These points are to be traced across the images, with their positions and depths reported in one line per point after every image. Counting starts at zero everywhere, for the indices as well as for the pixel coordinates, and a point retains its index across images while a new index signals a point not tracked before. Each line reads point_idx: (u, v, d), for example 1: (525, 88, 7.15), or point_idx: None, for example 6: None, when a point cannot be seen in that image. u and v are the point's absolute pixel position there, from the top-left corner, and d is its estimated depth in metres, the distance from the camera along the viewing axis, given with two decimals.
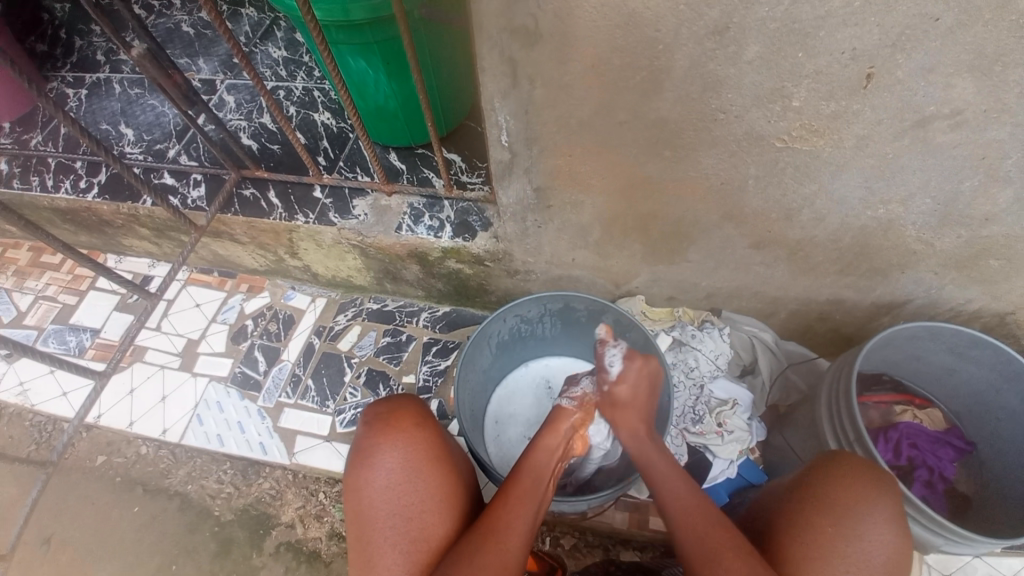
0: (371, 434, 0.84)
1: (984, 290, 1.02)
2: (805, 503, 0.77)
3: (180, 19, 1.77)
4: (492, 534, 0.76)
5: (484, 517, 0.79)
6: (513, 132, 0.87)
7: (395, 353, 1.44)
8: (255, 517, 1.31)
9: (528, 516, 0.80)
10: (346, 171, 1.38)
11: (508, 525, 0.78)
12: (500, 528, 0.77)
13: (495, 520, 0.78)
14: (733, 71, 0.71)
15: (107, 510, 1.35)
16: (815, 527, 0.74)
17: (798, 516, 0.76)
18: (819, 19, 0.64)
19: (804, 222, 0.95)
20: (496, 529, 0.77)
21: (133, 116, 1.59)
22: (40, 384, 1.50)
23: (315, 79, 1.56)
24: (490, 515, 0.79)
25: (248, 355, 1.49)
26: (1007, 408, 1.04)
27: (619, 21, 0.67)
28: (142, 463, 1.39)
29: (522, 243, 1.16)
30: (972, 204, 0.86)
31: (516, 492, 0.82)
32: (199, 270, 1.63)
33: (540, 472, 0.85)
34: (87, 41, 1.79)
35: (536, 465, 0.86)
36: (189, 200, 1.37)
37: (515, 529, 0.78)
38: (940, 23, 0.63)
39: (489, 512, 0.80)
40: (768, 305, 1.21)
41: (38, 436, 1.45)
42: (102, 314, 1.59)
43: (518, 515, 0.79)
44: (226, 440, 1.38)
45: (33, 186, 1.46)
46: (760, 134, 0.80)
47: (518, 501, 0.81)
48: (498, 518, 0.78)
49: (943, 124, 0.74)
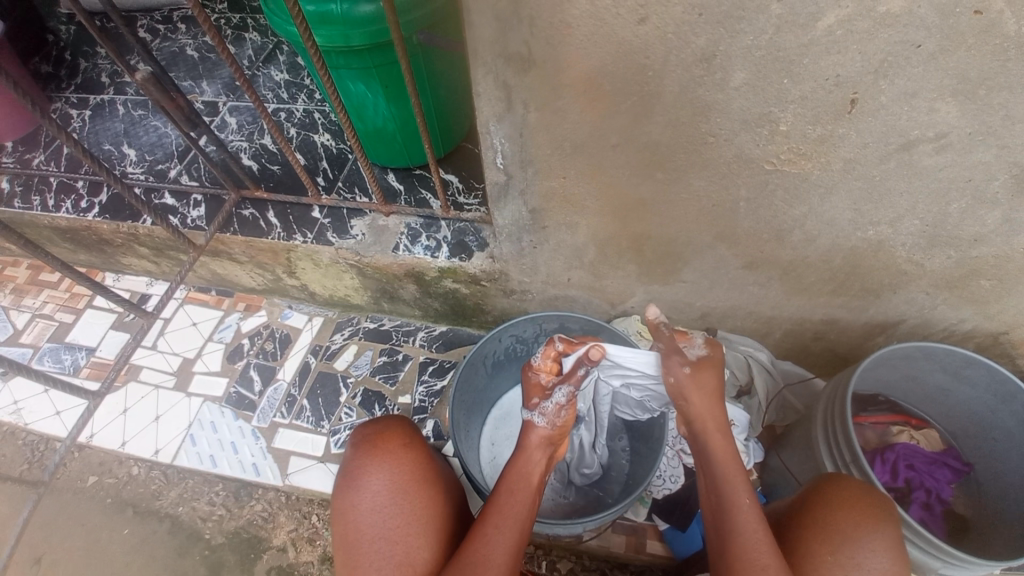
0: (358, 456, 0.83)
1: (976, 310, 1.03)
2: (805, 531, 0.76)
3: (184, 42, 1.82)
4: (470, 565, 0.75)
5: (462, 548, 0.78)
6: (508, 154, 0.89)
7: (391, 372, 1.44)
8: (246, 540, 1.29)
9: (508, 545, 0.78)
10: (344, 192, 1.39)
11: (484, 558, 0.76)
12: (476, 561, 0.75)
13: (472, 549, 0.77)
14: (721, 97, 0.73)
15: (96, 533, 1.33)
16: (815, 555, 0.74)
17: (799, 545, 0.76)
18: (803, 47, 0.66)
19: (796, 242, 0.97)
20: (471, 564, 0.75)
21: (136, 137, 1.61)
22: (34, 403, 1.49)
23: (316, 101, 1.60)
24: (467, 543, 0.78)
25: (244, 374, 1.48)
26: (1004, 429, 1.04)
27: (609, 48, 0.69)
28: (133, 484, 1.38)
29: (518, 263, 1.17)
30: (961, 225, 0.87)
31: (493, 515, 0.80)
32: (197, 288, 1.64)
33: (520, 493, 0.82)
34: (92, 63, 1.83)
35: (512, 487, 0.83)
36: (188, 219, 1.39)
37: (492, 559, 0.76)
38: (921, 50, 0.65)
39: (466, 541, 0.78)
40: (762, 325, 1.22)
41: (30, 455, 1.44)
42: (98, 332, 1.59)
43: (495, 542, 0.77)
44: (218, 460, 1.37)
45: (35, 205, 1.48)
46: (749, 157, 0.82)
47: (494, 529, 0.79)
48: (472, 550, 0.77)
49: (928, 147, 0.76)
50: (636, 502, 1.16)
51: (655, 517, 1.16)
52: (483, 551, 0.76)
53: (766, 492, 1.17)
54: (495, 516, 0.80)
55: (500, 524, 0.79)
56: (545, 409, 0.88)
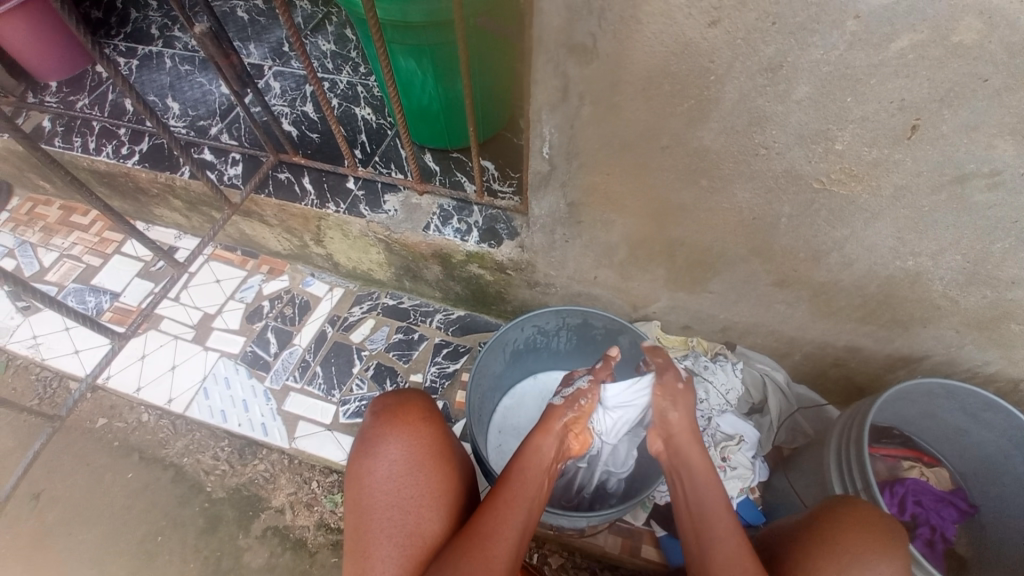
0: (378, 424, 0.84)
1: (1003, 354, 1.02)
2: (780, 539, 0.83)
3: (237, 3, 1.83)
4: (480, 544, 0.76)
5: (470, 527, 0.78)
6: (555, 144, 0.89)
7: (405, 350, 1.45)
8: (246, 498, 1.31)
9: (518, 524, 0.79)
10: (380, 167, 1.40)
11: (493, 535, 0.77)
12: (485, 541, 0.76)
13: (484, 529, 0.77)
14: (780, 109, 0.73)
15: (102, 473, 1.36)
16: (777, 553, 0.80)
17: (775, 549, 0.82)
18: (872, 67, 0.66)
19: (831, 265, 0.96)
20: (482, 544, 0.76)
21: (181, 91, 1.63)
22: (54, 339, 1.53)
23: (361, 74, 1.60)
24: (481, 521, 0.78)
25: (261, 335, 1.50)
26: (1016, 476, 1.03)
27: (674, 48, 0.69)
28: (142, 430, 1.40)
29: (547, 255, 1.17)
30: (1001, 266, 0.86)
31: (505, 496, 0.81)
32: (223, 247, 1.66)
33: (532, 477, 0.84)
34: (143, 14, 1.84)
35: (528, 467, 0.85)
36: (225, 177, 1.40)
37: (502, 538, 0.77)
38: (989, 84, 0.64)
39: (478, 517, 0.79)
40: (783, 345, 1.21)
41: (44, 391, 1.47)
42: (124, 279, 1.61)
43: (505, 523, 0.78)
44: (228, 416, 1.39)
45: (76, 146, 1.50)
46: (799, 173, 0.81)
47: (507, 510, 0.80)
48: (483, 531, 0.77)
49: (982, 183, 0.75)
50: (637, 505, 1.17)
51: (653, 522, 1.17)
52: (500, 534, 0.77)
53: (766, 511, 1.17)
54: (512, 498, 0.81)
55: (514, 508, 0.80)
56: (566, 394, 0.95)
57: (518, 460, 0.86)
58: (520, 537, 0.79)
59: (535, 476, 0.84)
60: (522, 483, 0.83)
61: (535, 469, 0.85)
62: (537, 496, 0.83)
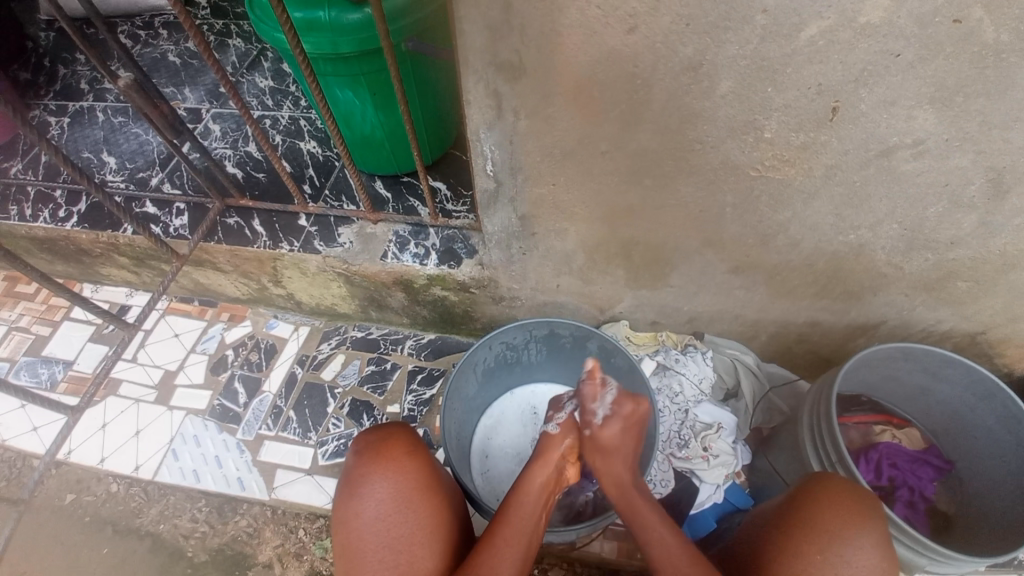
0: (363, 463, 0.82)
1: (952, 311, 1.06)
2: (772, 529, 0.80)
3: (167, 48, 1.79)
4: (474, 574, 0.75)
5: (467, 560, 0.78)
6: (498, 161, 0.90)
7: (379, 382, 1.42)
8: (231, 557, 1.26)
9: (514, 557, 0.79)
10: (331, 200, 1.38)
11: (489, 567, 0.76)
12: (481, 569, 0.76)
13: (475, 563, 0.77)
14: (708, 105, 0.75)
15: (74, 552, 1.29)
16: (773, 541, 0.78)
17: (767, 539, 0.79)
18: (787, 57, 0.68)
19: (780, 247, 0.99)
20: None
21: (116, 144, 1.58)
22: (8, 419, 1.44)
23: (302, 108, 1.59)
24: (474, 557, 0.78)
25: (228, 386, 1.45)
26: (982, 427, 1.07)
27: (599, 57, 0.71)
28: (113, 501, 1.34)
29: (508, 269, 1.17)
30: (938, 229, 0.90)
31: (503, 529, 0.81)
32: (179, 299, 1.61)
33: (528, 509, 0.84)
34: (71, 69, 1.79)
35: (524, 495, 0.85)
36: (171, 229, 1.36)
37: (498, 569, 0.76)
38: (899, 59, 0.67)
39: (475, 553, 0.78)
40: (748, 329, 1.23)
41: (4, 474, 1.38)
42: (76, 345, 1.54)
43: (501, 555, 0.78)
44: (202, 476, 1.34)
45: (10, 215, 1.43)
46: (735, 163, 0.83)
47: (503, 542, 0.79)
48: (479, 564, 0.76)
49: (906, 153, 0.79)
50: None
51: None
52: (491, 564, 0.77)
53: (754, 494, 1.18)
54: (505, 533, 0.81)
55: (510, 538, 0.80)
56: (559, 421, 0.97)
57: (515, 493, 0.86)
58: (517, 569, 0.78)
59: (534, 505, 0.84)
60: (513, 519, 0.82)
61: (530, 497, 0.86)
62: (530, 533, 0.82)
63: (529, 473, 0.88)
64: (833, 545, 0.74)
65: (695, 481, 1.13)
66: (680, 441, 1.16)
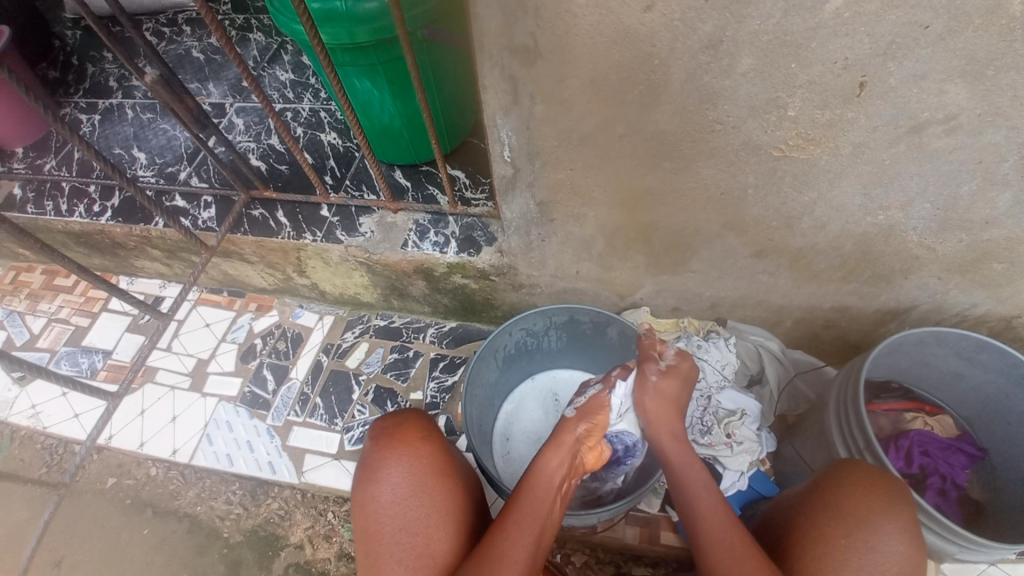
0: (378, 448, 0.84)
1: (989, 294, 1.02)
2: (798, 521, 0.78)
3: (190, 44, 1.84)
4: (486, 556, 0.76)
5: (481, 543, 0.79)
6: (516, 147, 0.90)
7: (402, 369, 1.45)
8: (264, 538, 1.31)
9: (527, 543, 0.78)
10: (352, 190, 1.40)
11: (502, 554, 0.76)
12: (493, 556, 0.76)
13: (489, 547, 0.77)
14: (728, 83, 0.73)
15: (117, 532, 1.36)
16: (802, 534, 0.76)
17: (795, 534, 0.77)
18: (810, 30, 0.66)
19: (805, 229, 0.96)
20: (490, 561, 0.76)
21: (146, 140, 1.63)
22: (53, 406, 1.52)
23: (321, 100, 1.61)
24: (485, 540, 0.79)
25: (257, 373, 1.50)
26: (1020, 413, 1.03)
27: (615, 37, 0.70)
28: (152, 484, 1.40)
29: (527, 256, 1.17)
30: (972, 208, 0.86)
31: (513, 518, 0.80)
32: (209, 290, 1.66)
33: (541, 497, 0.83)
34: (99, 68, 1.84)
35: (533, 484, 0.85)
36: (200, 221, 1.40)
37: (512, 554, 0.77)
38: (929, 30, 0.64)
39: (486, 539, 0.79)
40: (772, 314, 1.21)
41: (50, 458, 1.46)
42: (114, 335, 1.61)
43: (513, 543, 0.78)
44: (235, 459, 1.39)
45: (49, 211, 1.50)
46: (758, 143, 0.81)
47: (514, 527, 0.79)
48: (491, 549, 0.77)
49: (937, 129, 0.76)
50: (650, 493, 1.17)
51: (669, 507, 1.17)
52: (505, 550, 0.77)
53: (779, 481, 1.17)
54: (518, 518, 0.80)
55: (522, 524, 0.80)
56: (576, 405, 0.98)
57: (526, 482, 0.85)
58: (531, 555, 0.78)
59: (544, 494, 0.84)
60: (524, 502, 0.83)
61: (544, 483, 0.85)
62: (545, 519, 0.82)
63: (541, 461, 0.87)
64: (864, 532, 0.72)
65: (719, 468, 1.12)
66: (704, 427, 1.12)
